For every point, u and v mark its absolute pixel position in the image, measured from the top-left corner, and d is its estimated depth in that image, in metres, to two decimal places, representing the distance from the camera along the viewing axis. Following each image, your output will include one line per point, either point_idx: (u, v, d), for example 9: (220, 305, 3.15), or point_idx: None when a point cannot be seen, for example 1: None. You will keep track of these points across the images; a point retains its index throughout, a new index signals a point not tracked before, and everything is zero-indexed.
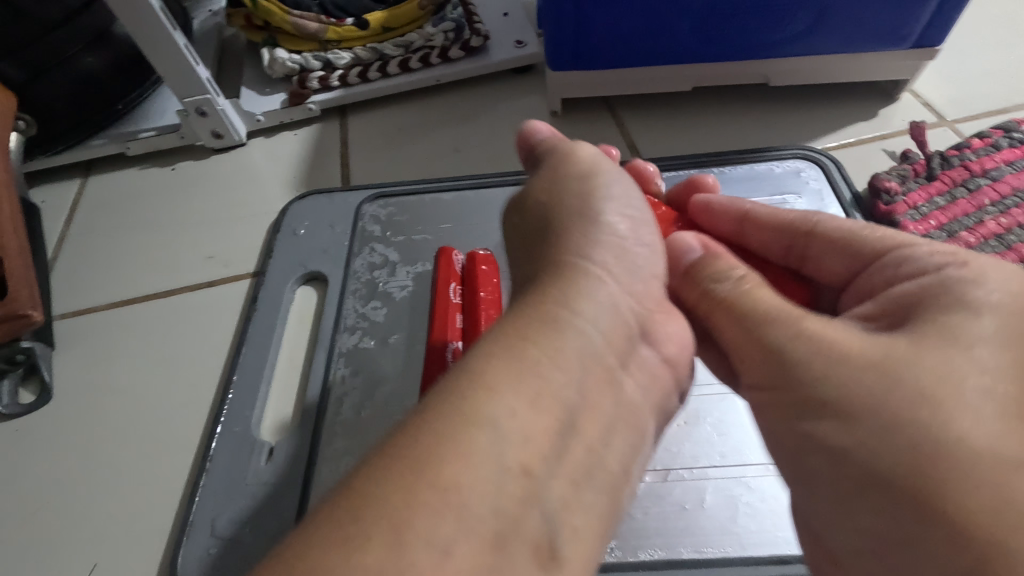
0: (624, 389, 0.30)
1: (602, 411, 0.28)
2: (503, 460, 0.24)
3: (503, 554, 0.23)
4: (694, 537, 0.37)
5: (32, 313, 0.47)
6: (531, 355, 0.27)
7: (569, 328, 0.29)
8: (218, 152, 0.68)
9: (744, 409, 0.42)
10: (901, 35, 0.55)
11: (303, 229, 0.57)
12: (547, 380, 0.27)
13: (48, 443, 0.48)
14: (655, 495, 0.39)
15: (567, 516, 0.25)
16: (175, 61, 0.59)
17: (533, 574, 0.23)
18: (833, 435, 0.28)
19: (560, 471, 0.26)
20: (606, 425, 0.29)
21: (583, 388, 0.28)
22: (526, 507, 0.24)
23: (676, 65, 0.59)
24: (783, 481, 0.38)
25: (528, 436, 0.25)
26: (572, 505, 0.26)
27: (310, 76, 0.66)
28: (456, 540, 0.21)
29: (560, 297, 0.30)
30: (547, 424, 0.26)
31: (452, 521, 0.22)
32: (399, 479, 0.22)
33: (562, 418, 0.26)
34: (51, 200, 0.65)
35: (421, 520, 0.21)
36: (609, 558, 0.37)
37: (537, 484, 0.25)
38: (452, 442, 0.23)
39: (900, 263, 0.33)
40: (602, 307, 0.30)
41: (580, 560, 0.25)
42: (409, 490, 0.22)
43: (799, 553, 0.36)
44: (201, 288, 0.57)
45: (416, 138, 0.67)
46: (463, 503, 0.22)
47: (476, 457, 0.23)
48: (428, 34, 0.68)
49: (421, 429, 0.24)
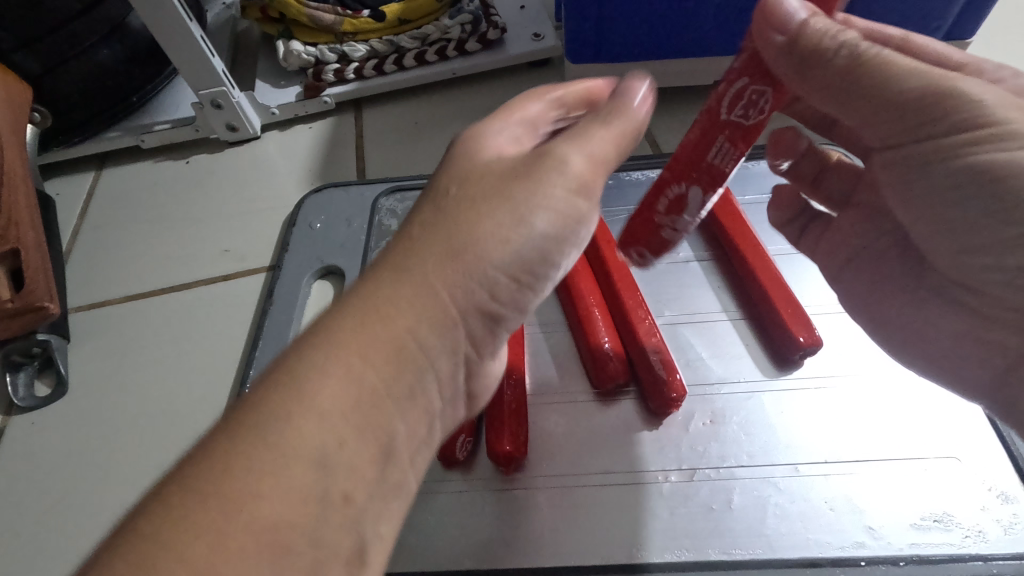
0: (450, 403, 0.29)
1: (425, 421, 0.27)
2: (320, 490, 0.23)
3: None
4: (722, 539, 0.36)
5: (48, 306, 0.46)
6: (368, 374, 0.25)
7: (412, 348, 0.26)
8: (233, 145, 0.67)
9: (772, 408, 0.41)
10: (932, 27, 0.54)
11: (319, 223, 0.56)
12: (379, 403, 0.25)
13: (64, 436, 0.48)
14: (681, 496, 0.38)
15: (378, 529, 0.25)
16: (191, 52, 0.59)
17: None
18: (996, 163, 0.29)
19: (380, 493, 0.25)
20: (429, 442, 0.28)
21: (409, 414, 0.26)
22: (344, 533, 0.23)
23: (698, 58, 0.58)
24: (813, 482, 0.37)
25: (354, 447, 0.24)
26: (386, 519, 0.25)
27: (326, 69, 0.66)
28: (254, 562, 0.20)
29: (414, 309, 0.26)
30: (370, 451, 0.24)
31: (257, 556, 0.21)
32: (205, 497, 0.21)
33: (388, 431, 0.25)
34: (66, 193, 0.65)
35: (218, 539, 0.20)
36: (634, 559, 0.36)
37: (356, 511, 0.24)
38: (261, 467, 0.22)
39: (982, 74, 0.32)
40: (450, 333, 0.27)
41: (383, 570, 0.25)
42: (208, 507, 0.21)
43: (833, 555, 0.35)
44: (216, 281, 0.56)
45: (433, 131, 0.66)
46: (272, 533, 0.21)
47: (287, 486, 0.22)
48: (445, 26, 0.67)
49: (235, 443, 0.22)
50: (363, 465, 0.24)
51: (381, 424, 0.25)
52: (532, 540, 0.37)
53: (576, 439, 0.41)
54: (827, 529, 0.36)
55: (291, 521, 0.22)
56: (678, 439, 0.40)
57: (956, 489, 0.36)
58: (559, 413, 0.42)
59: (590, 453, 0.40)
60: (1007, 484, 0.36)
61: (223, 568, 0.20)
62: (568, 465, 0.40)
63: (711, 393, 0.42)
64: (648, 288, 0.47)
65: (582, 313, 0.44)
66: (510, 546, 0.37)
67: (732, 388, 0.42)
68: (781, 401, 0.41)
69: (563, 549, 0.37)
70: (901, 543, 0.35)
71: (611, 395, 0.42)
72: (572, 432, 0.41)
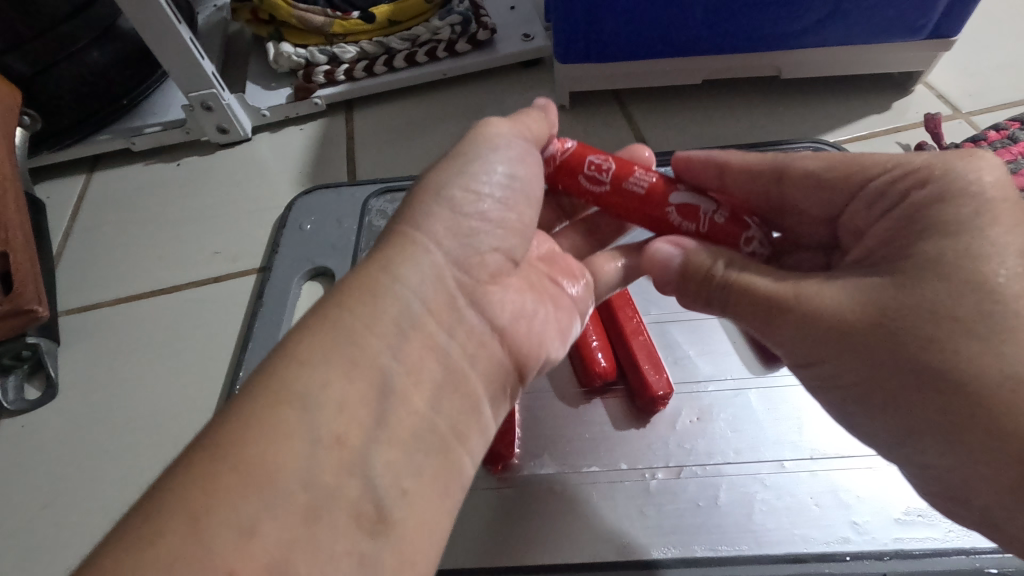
0: (449, 354, 0.30)
1: (419, 372, 0.28)
2: (317, 431, 0.24)
3: (322, 523, 0.22)
4: (709, 535, 0.36)
5: (37, 309, 0.46)
6: (348, 325, 0.27)
7: (386, 296, 0.29)
8: (224, 148, 0.67)
9: (759, 404, 0.41)
10: (917, 26, 0.54)
11: (309, 224, 0.57)
12: (364, 349, 0.27)
13: (54, 439, 0.48)
14: (668, 493, 0.38)
15: (393, 478, 0.25)
16: (180, 55, 0.59)
17: (355, 538, 0.23)
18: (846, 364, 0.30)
19: (385, 437, 0.25)
20: (434, 388, 0.28)
21: (401, 353, 0.27)
22: (347, 475, 0.24)
23: (686, 57, 0.58)
24: (799, 478, 0.38)
25: (343, 403, 0.25)
26: (401, 469, 0.25)
27: (316, 70, 0.66)
28: (264, 516, 0.21)
29: (384, 263, 0.30)
30: (363, 391, 0.25)
31: (260, 500, 0.21)
32: (206, 471, 0.22)
33: (375, 384, 0.26)
34: (57, 196, 0.65)
35: (222, 502, 0.21)
36: (621, 556, 0.36)
37: (357, 453, 0.24)
38: (259, 423, 0.23)
39: (873, 202, 0.33)
40: (421, 276, 0.30)
41: (412, 519, 0.25)
42: (211, 479, 0.21)
43: (817, 551, 0.35)
44: (206, 284, 0.56)
45: (423, 133, 0.66)
46: (273, 480, 0.22)
47: (286, 433, 0.23)
48: (434, 27, 0.67)
49: (228, 421, 0.23)
50: (356, 419, 0.25)
51: (365, 383, 0.26)
52: (520, 538, 0.38)
53: (564, 437, 0.41)
54: (813, 525, 0.36)
55: (292, 477, 0.22)
56: (665, 437, 0.40)
57: None
58: (547, 411, 0.42)
59: (577, 450, 0.41)
60: None
61: (233, 528, 0.21)
62: (556, 463, 0.40)
63: (699, 390, 0.42)
64: (636, 287, 0.47)
65: None
66: (498, 544, 0.37)
67: (720, 385, 0.42)
68: (768, 398, 0.41)
69: (550, 546, 0.37)
70: (885, 538, 0.35)
71: (599, 393, 0.43)
72: (561, 431, 0.41)
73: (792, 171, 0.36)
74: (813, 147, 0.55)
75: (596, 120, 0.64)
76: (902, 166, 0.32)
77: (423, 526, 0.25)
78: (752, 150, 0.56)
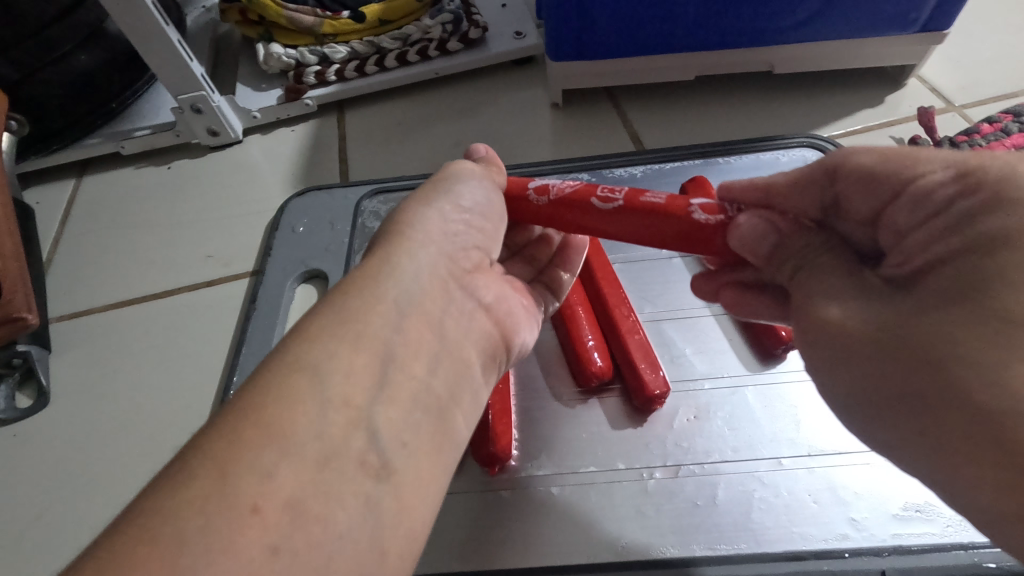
0: (447, 329, 0.31)
1: (418, 349, 0.29)
2: (327, 395, 0.25)
3: (332, 470, 0.23)
4: (707, 534, 0.36)
5: (27, 316, 0.46)
6: (351, 305, 0.28)
7: (387, 276, 0.30)
8: (215, 150, 0.67)
9: (756, 402, 0.41)
10: (909, 20, 0.54)
11: (302, 227, 0.56)
12: (366, 326, 0.27)
13: (47, 448, 0.48)
14: (666, 492, 0.38)
15: (395, 433, 0.26)
16: (168, 57, 0.58)
17: (362, 489, 0.24)
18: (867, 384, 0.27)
19: (386, 401, 0.26)
20: (432, 355, 0.29)
21: (401, 326, 0.28)
22: (352, 432, 0.25)
23: (679, 54, 0.58)
24: (797, 475, 0.38)
25: (348, 370, 0.26)
26: (401, 427, 0.26)
27: (306, 71, 0.65)
28: (284, 457, 0.22)
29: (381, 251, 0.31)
30: (367, 361, 0.26)
31: (277, 452, 0.23)
32: (232, 429, 0.23)
33: (377, 354, 0.27)
34: (46, 201, 0.64)
35: (243, 457, 0.22)
36: (620, 557, 0.36)
37: (362, 413, 0.25)
38: (274, 388, 0.24)
39: (918, 206, 0.27)
40: (416, 263, 0.31)
41: (412, 474, 0.26)
42: (234, 435, 0.22)
43: (815, 549, 0.35)
44: (199, 288, 0.56)
45: (416, 133, 0.66)
46: (288, 435, 0.23)
47: (300, 398, 0.24)
48: (426, 26, 0.67)
49: (237, 403, 0.24)
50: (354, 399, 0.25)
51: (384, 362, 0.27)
52: (518, 540, 0.37)
53: (561, 438, 0.41)
54: (811, 522, 0.36)
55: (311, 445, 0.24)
56: (662, 436, 0.40)
57: None
58: (544, 412, 0.42)
59: (575, 451, 0.40)
60: None
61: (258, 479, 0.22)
62: (553, 464, 0.40)
63: (694, 389, 0.42)
64: (631, 285, 0.47)
65: (565, 312, 0.44)
66: (496, 547, 0.37)
67: (716, 383, 0.42)
68: (765, 395, 0.41)
69: (547, 548, 0.37)
70: (883, 534, 0.35)
71: (595, 393, 0.43)
72: (558, 431, 0.41)
73: (844, 167, 0.29)
74: (807, 142, 0.55)
75: (589, 117, 0.63)
76: (955, 164, 0.26)
77: (423, 482, 0.26)
78: (746, 146, 0.56)
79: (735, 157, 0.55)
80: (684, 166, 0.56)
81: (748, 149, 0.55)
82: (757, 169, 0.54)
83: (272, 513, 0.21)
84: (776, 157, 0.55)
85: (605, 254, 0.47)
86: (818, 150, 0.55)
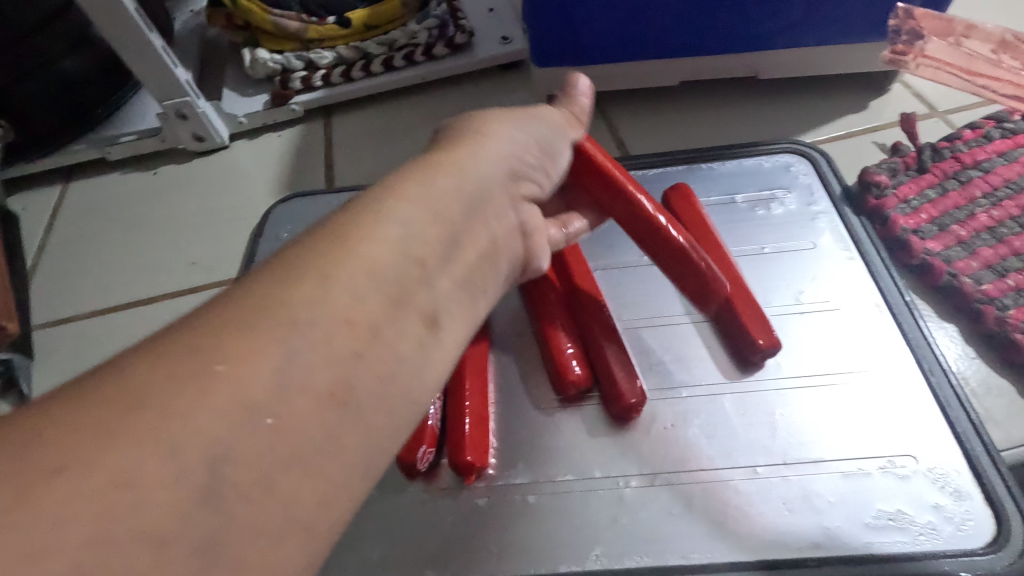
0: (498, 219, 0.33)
1: (440, 210, 0.28)
2: (405, 248, 0.26)
3: (393, 317, 0.25)
4: (681, 543, 0.36)
5: (7, 324, 0.46)
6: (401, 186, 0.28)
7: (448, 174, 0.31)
8: (201, 156, 0.67)
9: (733, 410, 0.41)
10: None
11: (286, 233, 0.56)
12: (436, 202, 0.29)
13: None
14: (641, 501, 0.38)
15: (447, 291, 0.28)
16: (152, 63, 0.58)
17: (419, 331, 0.26)
18: None
19: (446, 271, 0.28)
20: (487, 245, 0.32)
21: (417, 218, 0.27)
22: (403, 299, 0.25)
23: (663, 59, 0.58)
24: (772, 484, 0.38)
25: (421, 236, 0.27)
26: (453, 297, 0.28)
27: (292, 76, 0.65)
28: (332, 295, 0.23)
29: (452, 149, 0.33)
30: (434, 234, 0.28)
31: (288, 334, 0.22)
32: (203, 334, 0.21)
33: (396, 254, 0.26)
34: (32, 208, 0.64)
35: (252, 369, 0.21)
36: (594, 565, 0.36)
37: (427, 273, 0.27)
38: (310, 263, 0.24)
39: None
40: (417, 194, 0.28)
41: (456, 322, 0.28)
42: (197, 341, 0.21)
43: (787, 558, 0.35)
44: (183, 294, 0.56)
45: (402, 138, 0.66)
46: (301, 315, 0.22)
47: (343, 274, 0.24)
48: (411, 32, 0.67)
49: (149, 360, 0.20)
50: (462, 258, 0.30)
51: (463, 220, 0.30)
52: (495, 548, 0.37)
53: (539, 447, 0.41)
54: (785, 531, 0.36)
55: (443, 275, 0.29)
56: (639, 444, 0.40)
57: (912, 487, 0.37)
58: (522, 420, 0.42)
59: (552, 460, 0.40)
60: (961, 480, 0.37)
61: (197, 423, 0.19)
62: (530, 472, 0.40)
63: (672, 397, 0.42)
64: (610, 293, 0.47)
65: (544, 320, 0.44)
66: (473, 555, 0.37)
67: (693, 390, 0.42)
68: (742, 403, 0.41)
69: (523, 556, 0.37)
70: (856, 543, 0.35)
71: (573, 401, 0.43)
72: (536, 439, 0.41)
73: None
74: (789, 148, 0.55)
75: None
76: None
77: (464, 321, 0.29)
78: (729, 152, 0.56)
79: (718, 163, 0.55)
80: (668, 171, 0.56)
81: (731, 154, 0.55)
82: (739, 175, 0.54)
83: (287, 422, 0.21)
84: (759, 162, 0.55)
85: (585, 262, 0.47)
86: (801, 156, 0.55)
